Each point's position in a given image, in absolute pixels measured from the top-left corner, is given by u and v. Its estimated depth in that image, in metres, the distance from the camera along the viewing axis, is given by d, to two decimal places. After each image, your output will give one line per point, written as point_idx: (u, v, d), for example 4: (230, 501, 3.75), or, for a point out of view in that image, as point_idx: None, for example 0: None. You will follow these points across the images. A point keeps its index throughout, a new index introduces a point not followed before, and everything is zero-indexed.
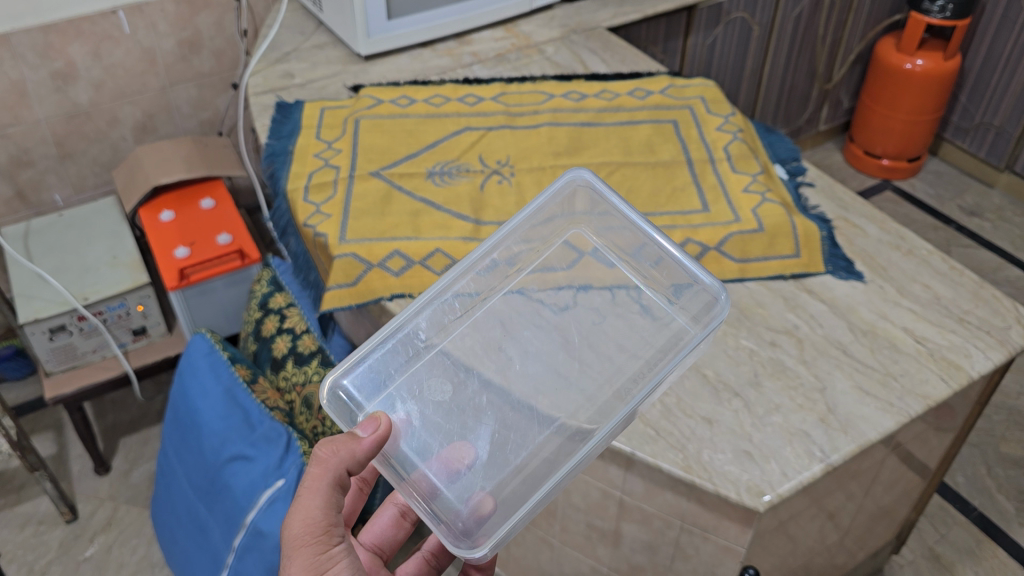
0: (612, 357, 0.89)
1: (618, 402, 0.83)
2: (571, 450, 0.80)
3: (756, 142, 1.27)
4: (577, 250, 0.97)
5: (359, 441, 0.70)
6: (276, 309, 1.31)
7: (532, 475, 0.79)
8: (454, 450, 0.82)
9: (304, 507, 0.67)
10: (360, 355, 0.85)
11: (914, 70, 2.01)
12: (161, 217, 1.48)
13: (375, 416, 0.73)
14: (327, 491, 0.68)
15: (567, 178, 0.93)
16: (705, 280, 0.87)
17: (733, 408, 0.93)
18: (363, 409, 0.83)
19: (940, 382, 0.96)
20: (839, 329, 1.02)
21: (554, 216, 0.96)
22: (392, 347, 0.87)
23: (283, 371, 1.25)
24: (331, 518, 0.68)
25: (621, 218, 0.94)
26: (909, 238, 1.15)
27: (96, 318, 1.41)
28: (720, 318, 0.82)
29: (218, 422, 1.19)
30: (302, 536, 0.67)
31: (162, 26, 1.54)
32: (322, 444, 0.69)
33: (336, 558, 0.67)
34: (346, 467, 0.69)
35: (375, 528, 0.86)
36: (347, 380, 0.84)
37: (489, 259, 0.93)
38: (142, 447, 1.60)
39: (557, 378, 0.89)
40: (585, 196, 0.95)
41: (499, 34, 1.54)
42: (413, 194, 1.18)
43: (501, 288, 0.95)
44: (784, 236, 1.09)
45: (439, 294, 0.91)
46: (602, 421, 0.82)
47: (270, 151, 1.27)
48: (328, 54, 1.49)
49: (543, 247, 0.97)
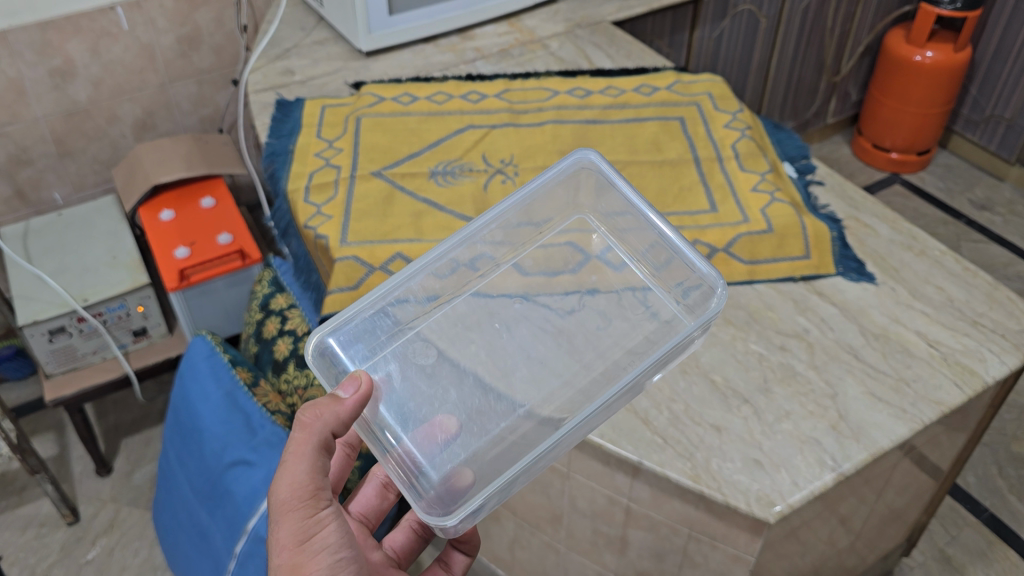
0: (602, 344, 0.95)
1: (603, 386, 0.89)
2: (542, 432, 0.85)
3: (764, 139, 1.25)
4: (579, 230, 1.04)
5: (342, 403, 0.72)
6: (277, 310, 1.30)
7: (507, 449, 0.85)
8: (438, 422, 0.88)
9: (290, 472, 0.69)
10: (349, 315, 0.88)
11: (923, 62, 1.98)
12: (160, 217, 1.46)
13: (355, 375, 0.74)
14: (313, 455, 0.70)
15: (574, 157, 0.97)
16: (698, 269, 0.90)
17: (742, 415, 0.91)
18: (346, 368, 0.88)
19: (954, 388, 0.94)
20: (851, 332, 1.00)
21: (558, 197, 1.02)
22: (382, 310, 0.92)
23: (284, 373, 1.24)
24: (317, 482, 0.70)
25: (625, 203, 0.97)
26: (921, 238, 1.12)
27: (96, 319, 1.39)
28: (718, 310, 0.80)
29: (218, 425, 1.17)
30: (290, 501, 0.68)
31: (161, 22, 1.52)
32: (305, 409, 0.71)
33: (324, 522, 0.69)
34: (330, 430, 0.71)
35: (360, 498, 0.90)
36: (334, 338, 0.88)
37: (493, 234, 0.98)
38: (144, 449, 1.59)
39: (541, 365, 0.94)
40: (589, 175, 0.99)
41: (502, 29, 1.52)
42: (415, 194, 1.16)
43: (500, 265, 1.02)
44: (794, 236, 1.07)
45: (436, 263, 0.94)
46: (570, 412, 0.88)
47: (270, 151, 1.25)
48: (328, 50, 1.47)
49: (544, 230, 1.03)
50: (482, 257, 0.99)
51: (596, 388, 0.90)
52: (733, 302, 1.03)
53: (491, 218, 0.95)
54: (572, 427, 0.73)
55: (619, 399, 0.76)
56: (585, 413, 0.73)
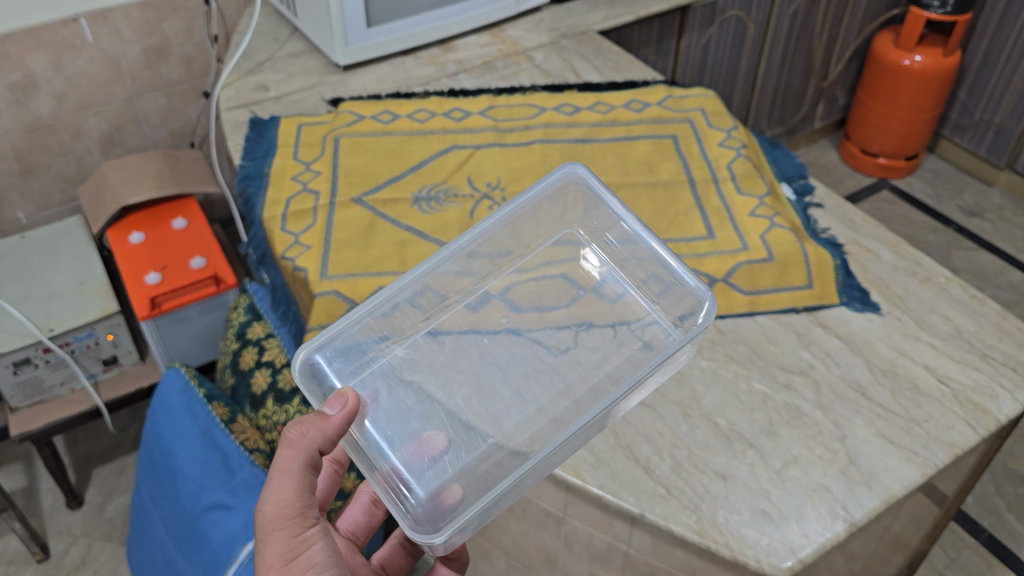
0: (589, 359, 0.91)
1: (574, 413, 0.85)
2: (513, 463, 0.81)
3: (760, 158, 1.21)
4: (570, 258, 1.00)
5: (329, 419, 0.69)
6: (255, 340, 1.24)
7: (481, 479, 0.81)
8: (425, 438, 0.84)
9: (276, 490, 0.66)
10: (336, 331, 0.85)
11: (912, 66, 1.94)
12: (129, 239, 1.39)
13: (343, 391, 0.71)
14: (300, 473, 0.67)
15: (561, 172, 0.94)
16: (688, 282, 0.88)
17: (748, 461, 0.87)
18: (334, 384, 0.84)
19: (967, 428, 0.90)
20: (857, 368, 0.96)
21: (546, 212, 0.98)
22: (370, 325, 0.88)
23: (263, 409, 1.17)
24: (304, 500, 0.67)
25: (611, 215, 0.94)
26: (926, 264, 1.09)
27: (63, 350, 1.31)
28: (706, 326, 0.78)
29: (194, 465, 1.11)
30: (275, 519, 0.66)
31: (127, 33, 1.45)
32: (291, 426, 0.68)
33: (311, 541, 0.66)
34: (317, 447, 0.68)
35: (349, 513, 0.85)
36: (320, 355, 0.84)
37: (482, 246, 0.94)
38: (117, 478, 1.52)
39: (514, 395, 0.90)
40: (578, 192, 0.96)
41: (484, 39, 1.46)
42: (398, 221, 1.10)
43: (490, 279, 0.98)
44: (796, 265, 1.03)
45: (423, 277, 0.90)
46: (536, 446, 0.83)
47: (244, 174, 1.19)
48: (304, 63, 1.40)
49: (532, 245, 1.00)
50: (471, 273, 0.96)
51: (571, 415, 0.85)
52: (734, 336, 0.99)
53: (479, 231, 0.91)
54: (539, 459, 0.69)
55: (586, 430, 0.73)
56: (552, 446, 0.69)
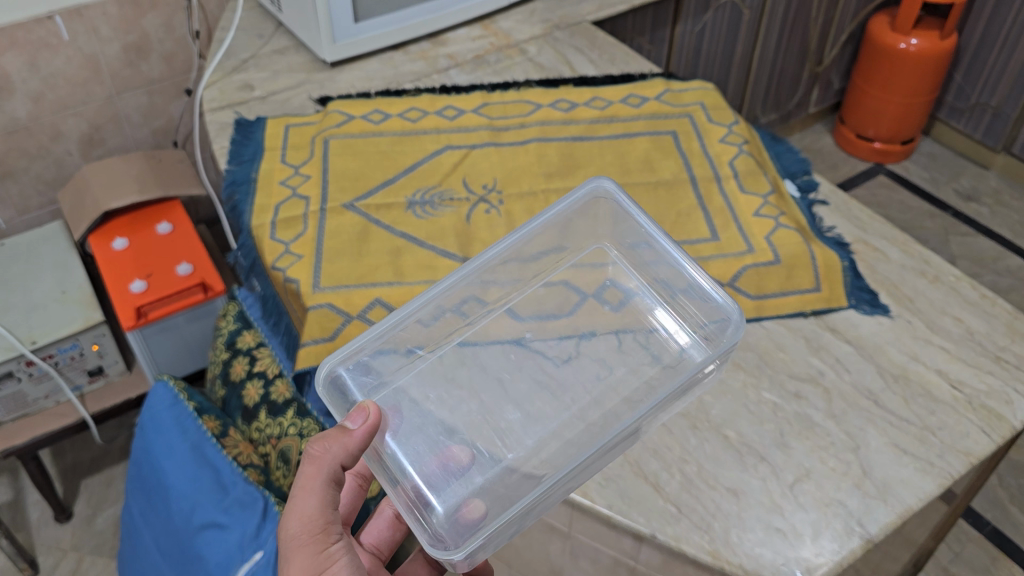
0: (603, 376, 0.88)
1: (593, 436, 0.81)
2: (524, 486, 0.77)
3: (763, 155, 1.18)
4: (595, 265, 0.96)
5: (351, 434, 0.67)
6: (245, 350, 1.21)
7: (494, 500, 0.77)
8: (449, 452, 0.82)
9: (299, 507, 0.65)
10: (361, 344, 0.82)
11: (908, 50, 1.91)
12: (113, 245, 1.35)
13: (365, 403, 0.68)
14: (322, 489, 0.65)
15: (589, 186, 0.90)
16: (714, 301, 0.84)
17: (760, 475, 0.84)
18: (357, 399, 0.81)
19: (982, 436, 0.88)
20: (868, 375, 0.93)
21: (575, 227, 0.95)
22: (392, 340, 0.85)
23: (255, 421, 1.15)
24: (327, 516, 0.66)
25: (639, 231, 0.90)
26: (934, 262, 1.06)
27: (46, 362, 1.27)
28: (737, 337, 0.78)
29: (186, 483, 1.08)
30: (300, 536, 0.64)
31: (104, 30, 1.40)
32: (313, 441, 0.66)
33: (335, 557, 0.65)
34: (340, 462, 0.66)
35: (373, 529, 0.83)
36: (345, 368, 0.82)
37: (507, 261, 0.92)
38: (106, 490, 1.49)
39: (528, 415, 0.86)
40: (607, 208, 0.92)
41: (476, 32, 1.42)
42: (392, 228, 1.06)
43: (513, 295, 0.95)
44: (803, 268, 1.01)
45: (447, 292, 0.88)
46: (548, 468, 0.79)
47: (231, 180, 1.15)
48: (289, 60, 1.36)
49: (559, 261, 0.96)
50: (494, 287, 0.93)
51: (586, 437, 0.82)
52: (741, 343, 0.96)
53: (505, 246, 0.89)
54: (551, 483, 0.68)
55: (602, 453, 0.73)
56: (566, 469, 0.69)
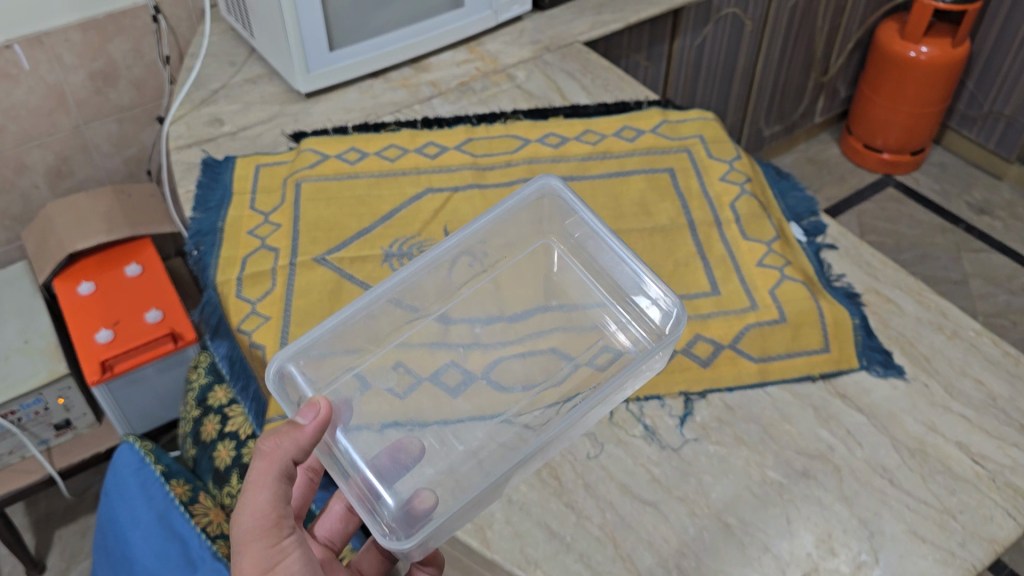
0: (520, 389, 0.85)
1: (509, 451, 0.78)
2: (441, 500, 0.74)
3: (766, 194, 1.10)
4: (542, 263, 0.92)
5: (302, 429, 0.62)
6: (217, 407, 1.13)
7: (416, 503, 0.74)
8: (402, 443, 0.78)
9: (251, 502, 0.60)
10: (313, 338, 0.77)
11: (918, 58, 1.82)
12: (79, 290, 1.28)
13: (315, 399, 0.64)
14: (275, 484, 0.61)
15: (535, 184, 0.86)
16: (654, 291, 0.83)
17: (764, 569, 0.77)
18: (307, 394, 0.77)
19: (1008, 520, 0.80)
20: (882, 449, 0.85)
21: (520, 223, 0.90)
22: (340, 335, 0.81)
23: (227, 485, 1.07)
24: (280, 510, 0.61)
25: (585, 229, 0.86)
26: (952, 315, 0.98)
27: (8, 419, 1.20)
28: (678, 335, 0.73)
29: (152, 558, 1.01)
30: (251, 530, 0.60)
31: (68, 58, 1.32)
32: (264, 437, 0.62)
33: (288, 550, 0.61)
34: (292, 458, 0.62)
35: (325, 521, 0.77)
36: (294, 362, 0.77)
37: (457, 256, 0.88)
38: (80, 541, 1.42)
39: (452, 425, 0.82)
40: (552, 202, 0.88)
41: (461, 56, 1.34)
42: (367, 284, 0.99)
43: (465, 287, 0.91)
44: (811, 327, 0.93)
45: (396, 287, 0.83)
46: (471, 478, 0.76)
47: (195, 229, 1.06)
48: (263, 90, 1.28)
49: (507, 256, 0.92)
50: (447, 280, 0.89)
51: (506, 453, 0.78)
52: (744, 413, 0.88)
53: (455, 243, 0.84)
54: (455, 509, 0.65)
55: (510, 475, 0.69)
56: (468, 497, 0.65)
